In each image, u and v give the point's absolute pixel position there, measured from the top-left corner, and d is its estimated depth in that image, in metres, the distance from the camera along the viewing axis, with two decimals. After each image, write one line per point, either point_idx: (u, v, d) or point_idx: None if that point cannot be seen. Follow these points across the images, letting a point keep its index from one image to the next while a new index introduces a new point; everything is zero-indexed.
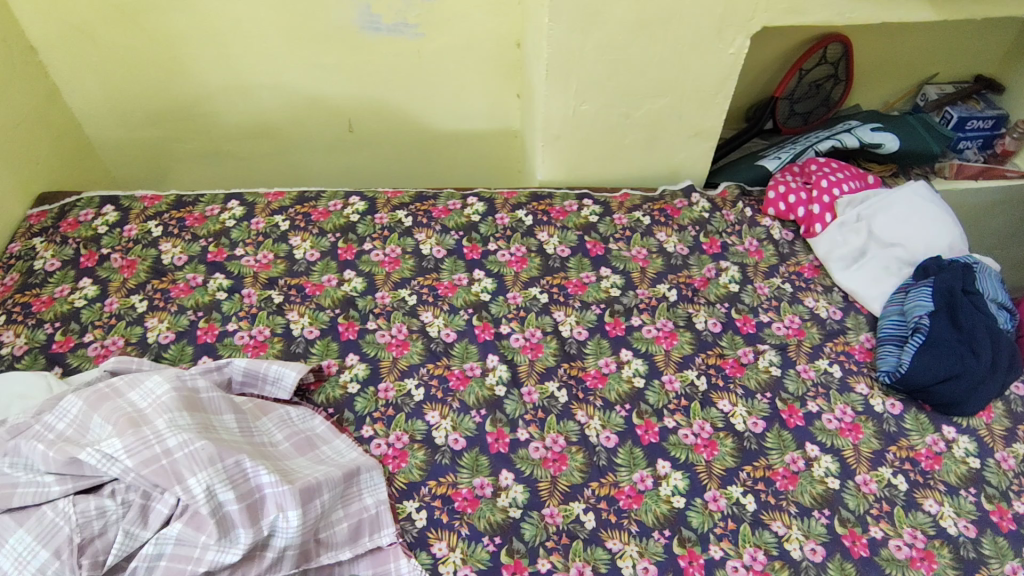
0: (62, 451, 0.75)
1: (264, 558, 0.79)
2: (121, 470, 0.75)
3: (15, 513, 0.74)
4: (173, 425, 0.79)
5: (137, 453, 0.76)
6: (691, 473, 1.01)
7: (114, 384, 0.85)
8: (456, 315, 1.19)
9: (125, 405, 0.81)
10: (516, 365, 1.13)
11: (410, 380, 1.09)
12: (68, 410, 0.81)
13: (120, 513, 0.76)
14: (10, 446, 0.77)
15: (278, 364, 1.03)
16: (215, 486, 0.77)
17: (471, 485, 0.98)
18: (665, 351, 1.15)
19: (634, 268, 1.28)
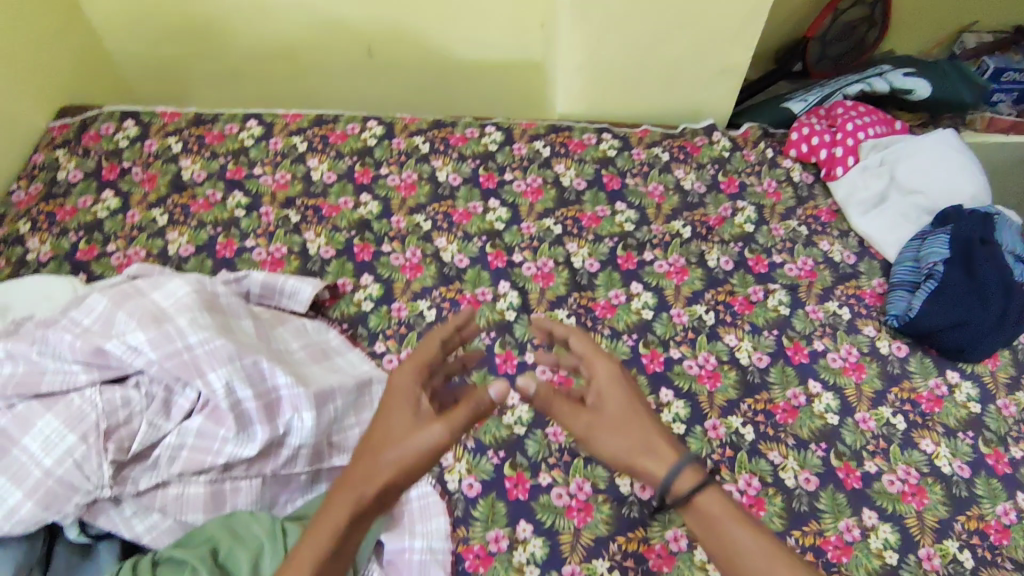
0: (89, 341, 0.78)
1: (281, 454, 0.84)
2: (145, 362, 0.79)
3: (44, 398, 0.76)
4: (194, 323, 0.81)
5: (160, 346, 0.79)
6: (693, 402, 1.04)
7: (137, 285, 0.87)
8: (470, 241, 1.20)
9: (148, 303, 0.83)
10: (528, 293, 1.14)
11: (423, 301, 1.12)
12: (93, 306, 0.83)
13: (145, 404, 0.79)
14: (38, 336, 0.80)
15: (294, 279, 1.06)
16: (234, 384, 0.80)
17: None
18: (676, 286, 1.16)
19: (650, 203, 1.27)
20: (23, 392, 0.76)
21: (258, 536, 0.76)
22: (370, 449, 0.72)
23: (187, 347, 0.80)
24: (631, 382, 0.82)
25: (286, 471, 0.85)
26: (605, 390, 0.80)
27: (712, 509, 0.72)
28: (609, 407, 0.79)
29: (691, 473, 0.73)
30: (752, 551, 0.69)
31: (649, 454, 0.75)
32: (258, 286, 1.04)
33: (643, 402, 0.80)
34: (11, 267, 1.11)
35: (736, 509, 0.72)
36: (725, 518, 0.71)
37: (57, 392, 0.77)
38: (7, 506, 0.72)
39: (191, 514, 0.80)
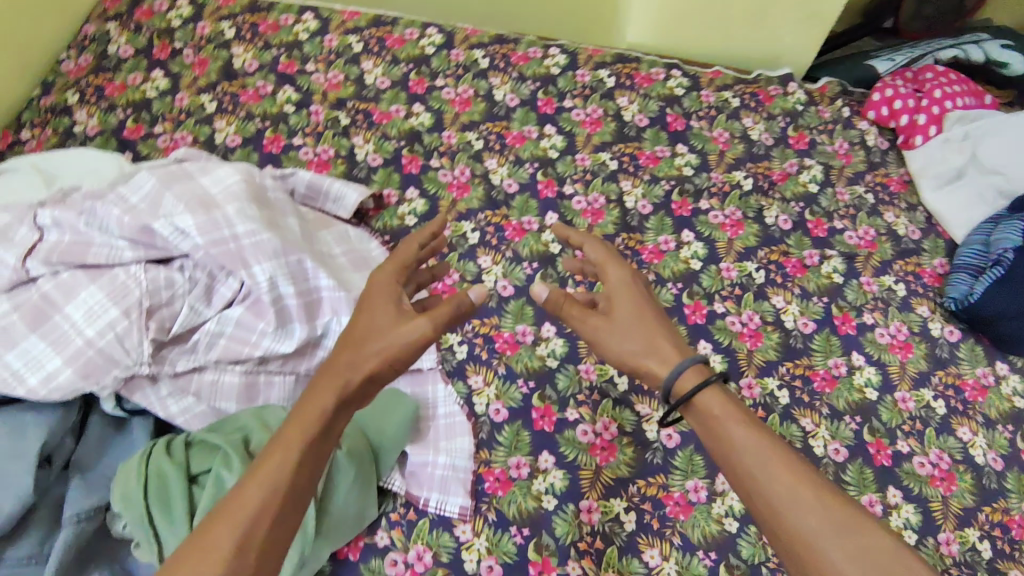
0: (137, 218, 0.77)
1: (315, 355, 0.85)
2: (191, 246, 0.78)
3: (88, 269, 0.76)
4: (241, 213, 0.80)
5: (207, 233, 0.77)
6: (731, 358, 1.01)
7: (186, 168, 0.85)
8: (521, 167, 1.16)
9: (197, 187, 0.82)
10: (575, 227, 1.10)
11: (467, 223, 1.09)
12: (140, 184, 0.82)
13: (187, 288, 0.79)
14: (86, 207, 0.78)
15: (340, 183, 1.03)
16: (278, 279, 0.80)
17: (513, 331, 1.00)
18: (728, 239, 1.12)
19: (713, 150, 1.21)
20: (66, 261, 0.75)
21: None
22: (353, 335, 0.70)
23: (234, 238, 0.78)
24: (646, 288, 0.80)
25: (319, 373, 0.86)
26: (615, 292, 0.79)
27: (716, 409, 0.70)
28: (619, 309, 0.77)
29: (694, 369, 0.72)
30: (754, 449, 0.67)
31: (658, 357, 0.74)
32: (304, 187, 1.02)
33: (655, 306, 0.78)
34: (59, 137, 1.10)
35: (739, 409, 0.70)
36: (728, 418, 0.69)
37: (101, 265, 0.76)
38: (46, 370, 0.73)
39: (225, 402, 0.81)
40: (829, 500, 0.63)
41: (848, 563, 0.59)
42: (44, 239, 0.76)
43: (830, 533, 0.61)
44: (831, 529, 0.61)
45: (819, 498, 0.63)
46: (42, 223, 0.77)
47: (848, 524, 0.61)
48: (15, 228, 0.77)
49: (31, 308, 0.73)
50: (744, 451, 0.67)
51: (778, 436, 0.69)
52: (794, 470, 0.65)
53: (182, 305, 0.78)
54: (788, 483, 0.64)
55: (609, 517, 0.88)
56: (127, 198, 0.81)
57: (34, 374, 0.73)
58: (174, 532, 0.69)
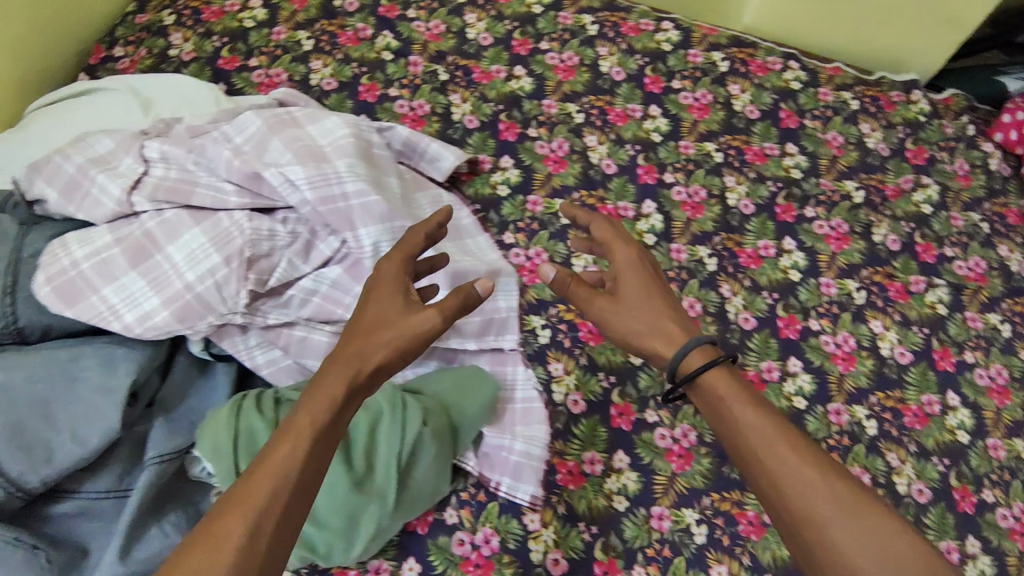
0: (247, 164, 0.73)
1: None
2: (299, 200, 0.74)
3: (193, 210, 0.73)
4: (352, 171, 0.76)
5: (317, 188, 0.74)
6: (821, 380, 0.97)
7: (293, 114, 0.81)
8: (621, 147, 1.09)
9: (305, 137, 0.78)
10: (672, 220, 1.04)
11: (561, 201, 1.04)
12: (246, 125, 0.78)
13: (287, 242, 0.76)
14: (195, 145, 0.75)
15: (438, 144, 0.98)
16: (381, 245, 0.76)
17: None
18: (832, 253, 1.06)
19: (825, 154, 1.14)
20: (172, 198, 0.72)
21: (380, 402, 0.75)
22: (360, 322, 0.65)
23: (343, 196, 0.74)
24: (653, 268, 0.80)
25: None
26: (622, 271, 0.79)
27: (721, 389, 0.70)
28: (625, 289, 0.78)
29: (700, 352, 0.72)
30: (764, 434, 0.66)
31: (661, 337, 0.75)
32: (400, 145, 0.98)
33: (660, 284, 0.79)
34: (154, 59, 1.06)
35: (747, 394, 0.70)
36: (734, 399, 0.69)
37: (206, 207, 0.73)
38: (143, 309, 0.70)
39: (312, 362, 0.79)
40: (837, 482, 0.63)
41: (852, 539, 0.60)
42: (149, 173, 0.74)
43: (839, 514, 0.61)
44: (840, 510, 0.61)
45: (825, 477, 0.63)
46: (148, 155, 0.74)
47: (857, 504, 0.61)
48: (120, 158, 0.75)
49: (133, 243, 0.71)
50: (753, 434, 0.67)
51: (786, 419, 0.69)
52: (804, 453, 0.65)
53: (282, 259, 0.75)
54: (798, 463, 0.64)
55: (679, 527, 0.86)
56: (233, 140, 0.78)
57: (130, 311, 0.70)
58: None
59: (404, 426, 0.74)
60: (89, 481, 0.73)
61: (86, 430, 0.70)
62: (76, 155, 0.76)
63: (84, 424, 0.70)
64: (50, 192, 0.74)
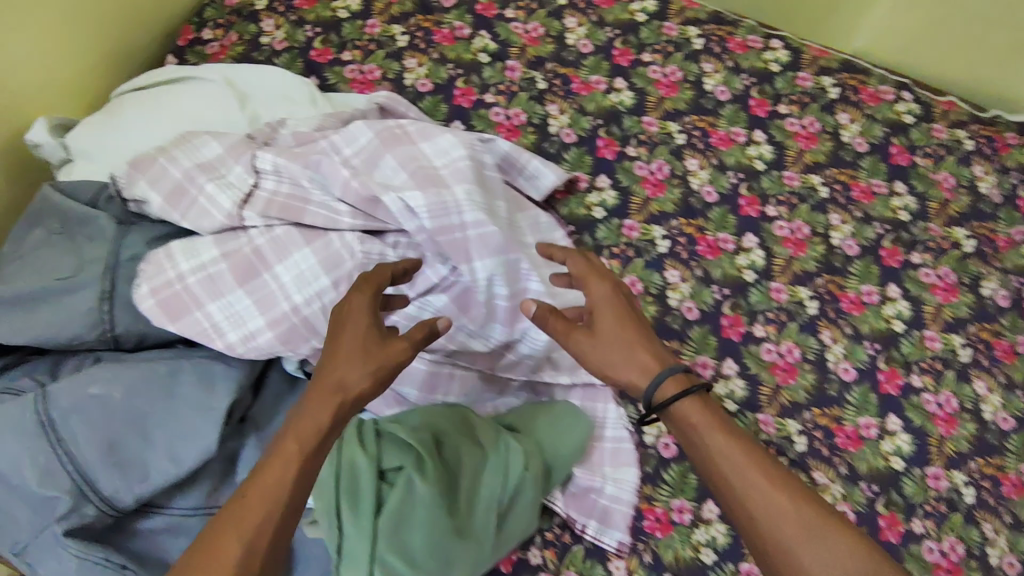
0: (367, 186, 0.70)
1: (504, 358, 0.79)
2: (415, 227, 0.71)
3: (304, 230, 0.70)
4: (471, 200, 0.72)
5: (436, 217, 0.71)
6: (921, 441, 0.93)
7: (405, 127, 0.77)
8: (723, 174, 1.03)
9: (421, 157, 0.74)
10: (774, 256, 0.99)
11: (659, 228, 0.98)
12: (357, 138, 0.74)
13: None
14: (311, 160, 0.71)
15: (538, 161, 0.93)
16: (496, 279, 0.73)
17: (693, 360, 0.92)
18: (938, 304, 1.00)
19: (936, 196, 1.07)
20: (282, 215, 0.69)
21: (484, 442, 0.73)
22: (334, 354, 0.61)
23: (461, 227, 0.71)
24: (630, 301, 0.73)
25: (502, 373, 0.80)
26: (600, 305, 0.71)
27: (695, 419, 0.66)
28: (603, 324, 0.70)
29: (673, 380, 0.67)
30: (737, 461, 0.64)
31: (633, 364, 0.69)
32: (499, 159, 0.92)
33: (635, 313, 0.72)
34: (245, 46, 1.01)
35: (724, 421, 0.66)
36: (708, 429, 0.66)
37: (317, 227, 0.70)
38: (247, 329, 0.68)
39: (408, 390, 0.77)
40: (806, 505, 0.61)
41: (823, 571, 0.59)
42: (260, 186, 0.71)
43: (804, 536, 0.60)
44: (799, 533, 0.60)
45: (795, 504, 0.62)
46: (260, 167, 0.71)
47: (826, 528, 0.61)
48: (228, 166, 0.72)
49: (241, 260, 0.68)
50: (728, 463, 0.64)
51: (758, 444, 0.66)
52: (776, 479, 0.63)
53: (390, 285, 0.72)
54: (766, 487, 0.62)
55: None
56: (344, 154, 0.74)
57: (233, 330, 0.68)
58: (359, 527, 0.66)
59: (507, 469, 0.71)
60: (179, 496, 0.70)
61: (181, 449, 0.67)
62: (182, 159, 0.72)
63: (180, 442, 0.67)
64: (154, 197, 0.70)
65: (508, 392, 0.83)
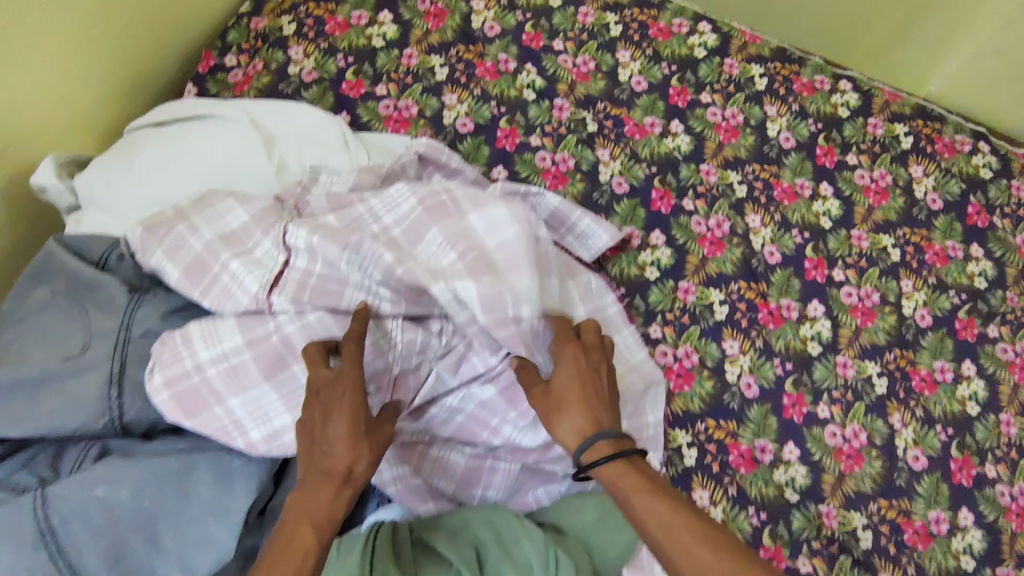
0: (413, 275, 0.63)
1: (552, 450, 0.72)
2: (465, 317, 0.65)
3: (340, 315, 0.64)
4: (529, 289, 0.66)
5: (490, 307, 0.64)
6: (993, 538, 0.85)
7: (451, 192, 0.71)
8: (786, 232, 0.95)
9: (471, 235, 0.69)
10: (840, 326, 0.91)
11: (717, 291, 0.90)
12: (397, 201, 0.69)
13: (438, 354, 0.67)
14: (352, 242, 0.65)
15: (590, 219, 0.85)
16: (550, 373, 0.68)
17: (751, 444, 0.84)
18: (1015, 384, 0.92)
19: (1014, 262, 0.99)
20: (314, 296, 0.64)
21: (532, 553, 0.64)
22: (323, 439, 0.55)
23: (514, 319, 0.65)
24: (602, 364, 0.63)
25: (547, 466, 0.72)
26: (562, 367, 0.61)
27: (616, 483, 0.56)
28: (561, 387, 0.60)
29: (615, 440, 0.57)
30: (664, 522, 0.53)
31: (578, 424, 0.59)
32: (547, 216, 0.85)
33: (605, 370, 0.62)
34: (271, 75, 0.93)
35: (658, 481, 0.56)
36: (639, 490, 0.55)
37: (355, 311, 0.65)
38: (272, 426, 0.62)
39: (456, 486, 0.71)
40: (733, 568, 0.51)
41: None
42: (291, 263, 0.65)
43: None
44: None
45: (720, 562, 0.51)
46: (292, 243, 0.65)
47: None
48: (255, 239, 0.68)
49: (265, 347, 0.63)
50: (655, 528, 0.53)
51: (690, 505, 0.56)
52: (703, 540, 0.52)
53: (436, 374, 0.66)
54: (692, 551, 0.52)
55: None
56: (385, 224, 0.68)
57: (257, 427, 0.62)
58: None
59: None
60: None
61: (194, 559, 0.60)
62: (203, 227, 0.67)
63: (192, 550, 0.60)
64: (171, 269, 0.65)
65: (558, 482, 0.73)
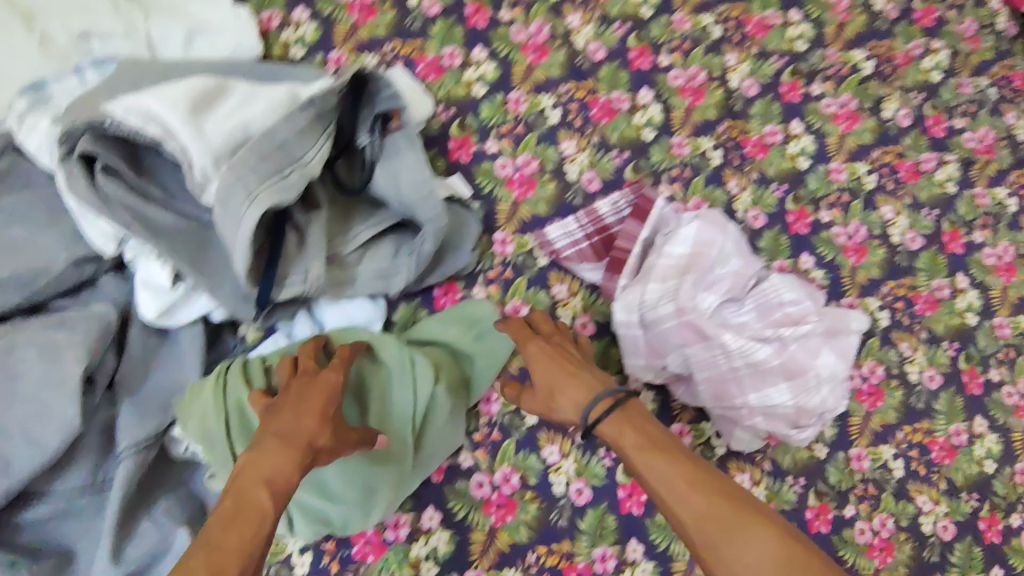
0: (668, 257, 0.76)
1: (772, 399, 0.73)
2: (662, 294, 0.74)
3: (656, 286, 0.75)
4: (680, 314, 0.73)
5: (663, 303, 0.74)
6: (834, 274, 0.92)
7: (725, 266, 0.76)
8: (609, 27, 0.94)
9: (683, 267, 0.75)
10: (672, 109, 0.93)
11: (547, 96, 0.90)
12: (724, 264, 0.76)
13: (657, 305, 0.74)
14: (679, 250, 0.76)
15: (778, 276, 0.78)
16: (647, 331, 0.75)
17: (611, 228, 0.86)
18: (841, 134, 0.97)
19: (830, 21, 1.02)
20: (205, 112, 0.62)
21: (389, 359, 0.74)
22: (285, 417, 0.60)
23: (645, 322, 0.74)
24: (573, 354, 0.73)
25: (774, 404, 0.73)
26: (553, 371, 0.71)
27: (626, 439, 0.65)
28: (541, 371, 0.71)
29: (609, 403, 0.67)
30: (667, 476, 0.62)
31: (569, 400, 0.69)
32: (847, 362, 0.75)
33: (574, 354, 0.73)
34: None
35: (648, 431, 0.65)
36: (639, 449, 0.64)
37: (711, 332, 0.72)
38: (752, 359, 0.72)
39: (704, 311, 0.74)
40: (722, 502, 0.59)
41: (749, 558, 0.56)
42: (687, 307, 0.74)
43: (721, 539, 0.57)
44: (721, 532, 0.58)
45: (716, 505, 0.59)
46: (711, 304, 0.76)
47: (727, 510, 0.59)
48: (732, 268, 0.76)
49: (689, 342, 0.73)
50: (658, 480, 0.63)
51: (699, 460, 0.64)
52: (692, 479, 0.61)
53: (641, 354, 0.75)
54: (688, 497, 0.60)
55: (700, 441, 0.84)
56: (728, 263, 0.76)
57: (779, 358, 0.73)
58: None
59: (416, 385, 0.74)
60: (60, 479, 0.65)
61: (38, 432, 0.61)
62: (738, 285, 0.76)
63: (38, 423, 0.61)
64: (415, 190, 0.72)
65: (781, 388, 0.73)
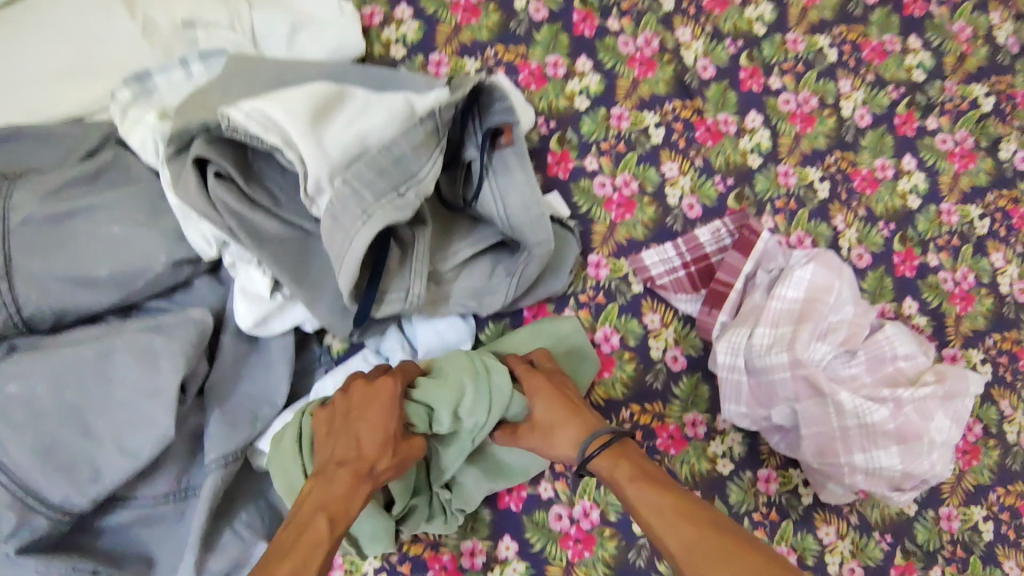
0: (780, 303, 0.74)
1: (881, 462, 0.69)
2: (770, 340, 0.73)
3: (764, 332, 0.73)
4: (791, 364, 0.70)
5: (773, 350, 0.72)
6: (939, 321, 0.87)
7: (839, 317, 0.74)
8: (719, 43, 0.89)
9: (793, 314, 0.73)
10: (780, 135, 0.88)
11: (651, 114, 0.86)
12: (837, 314, 0.74)
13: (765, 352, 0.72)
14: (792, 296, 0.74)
15: (893, 329, 0.75)
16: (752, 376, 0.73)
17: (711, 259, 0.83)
18: (955, 173, 0.92)
19: (952, 50, 0.96)
20: (324, 120, 0.60)
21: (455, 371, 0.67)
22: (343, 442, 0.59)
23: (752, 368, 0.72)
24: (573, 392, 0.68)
25: (882, 467, 0.69)
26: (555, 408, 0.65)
27: (617, 470, 0.60)
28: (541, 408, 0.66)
29: (599, 438, 0.62)
30: (656, 504, 0.57)
31: (567, 439, 0.64)
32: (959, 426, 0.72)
33: (570, 388, 0.69)
34: None
35: (642, 463, 0.60)
36: (630, 480, 0.59)
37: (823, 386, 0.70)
38: (865, 419, 0.69)
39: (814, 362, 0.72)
40: (708, 532, 0.53)
41: None
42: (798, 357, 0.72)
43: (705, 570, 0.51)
44: (706, 562, 0.51)
45: (701, 534, 0.53)
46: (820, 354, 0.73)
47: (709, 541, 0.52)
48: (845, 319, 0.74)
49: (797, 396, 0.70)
50: (647, 510, 0.57)
51: (694, 494, 0.57)
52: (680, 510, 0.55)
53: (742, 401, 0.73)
54: (675, 525, 0.54)
55: (787, 489, 0.80)
56: (843, 313, 0.74)
57: (895, 421, 0.69)
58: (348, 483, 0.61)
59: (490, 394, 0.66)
60: (144, 486, 0.64)
61: (131, 440, 0.60)
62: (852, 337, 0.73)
63: (131, 431, 0.60)
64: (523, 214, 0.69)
65: (892, 450, 0.69)
